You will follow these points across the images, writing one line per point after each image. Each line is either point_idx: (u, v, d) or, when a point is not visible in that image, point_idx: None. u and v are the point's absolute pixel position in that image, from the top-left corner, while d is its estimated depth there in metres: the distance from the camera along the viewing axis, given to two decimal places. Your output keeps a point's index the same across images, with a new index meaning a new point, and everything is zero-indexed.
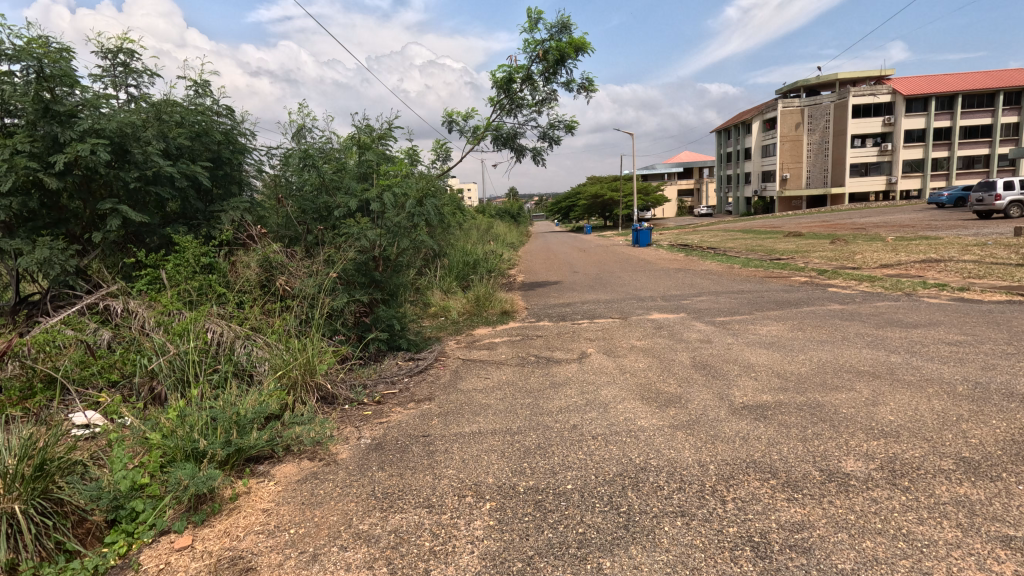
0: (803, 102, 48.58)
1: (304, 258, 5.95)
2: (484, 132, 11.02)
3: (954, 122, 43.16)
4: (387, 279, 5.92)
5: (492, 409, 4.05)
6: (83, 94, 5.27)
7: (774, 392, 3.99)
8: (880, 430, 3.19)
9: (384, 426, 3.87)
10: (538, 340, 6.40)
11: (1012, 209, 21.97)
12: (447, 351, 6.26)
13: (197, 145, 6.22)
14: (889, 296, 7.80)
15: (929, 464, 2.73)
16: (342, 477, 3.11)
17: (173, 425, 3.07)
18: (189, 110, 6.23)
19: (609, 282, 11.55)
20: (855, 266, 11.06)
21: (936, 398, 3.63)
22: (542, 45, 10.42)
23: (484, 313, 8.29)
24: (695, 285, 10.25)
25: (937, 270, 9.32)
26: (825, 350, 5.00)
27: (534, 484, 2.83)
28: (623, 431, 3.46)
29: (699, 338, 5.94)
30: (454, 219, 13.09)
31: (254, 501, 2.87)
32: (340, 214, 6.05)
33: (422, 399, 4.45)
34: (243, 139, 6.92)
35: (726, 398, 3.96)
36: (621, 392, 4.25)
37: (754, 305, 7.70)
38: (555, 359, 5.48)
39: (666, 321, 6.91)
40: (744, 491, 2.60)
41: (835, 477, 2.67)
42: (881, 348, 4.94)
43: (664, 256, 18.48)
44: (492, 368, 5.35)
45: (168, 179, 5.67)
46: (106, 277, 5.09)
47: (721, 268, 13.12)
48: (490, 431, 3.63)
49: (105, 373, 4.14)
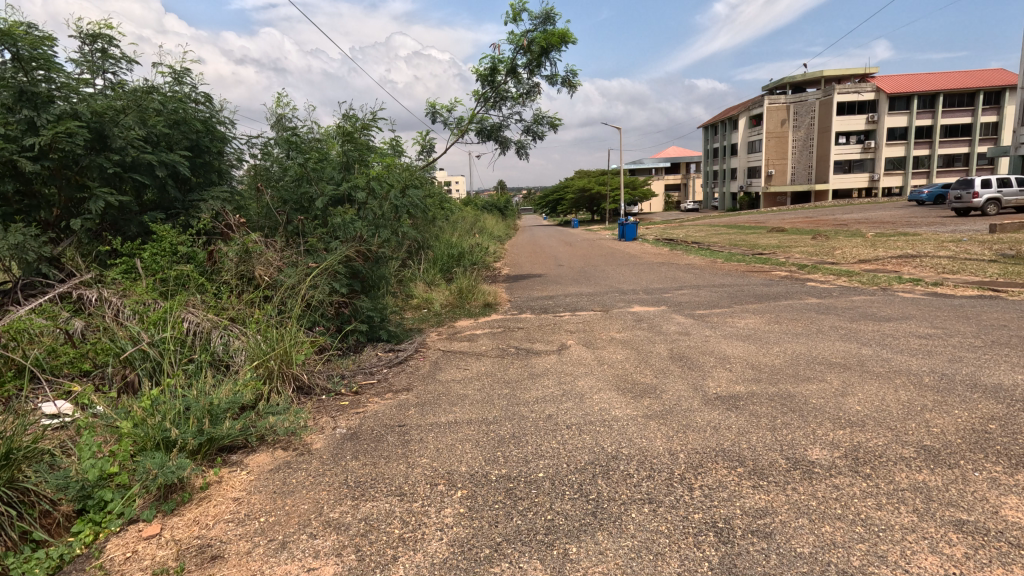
0: (789, 98, 49.02)
1: (285, 248, 5.90)
2: (468, 125, 10.97)
3: (936, 121, 43.85)
4: (368, 270, 5.92)
5: (469, 399, 4.07)
6: (61, 80, 5.14)
7: (747, 383, 4.06)
8: (847, 419, 3.25)
9: (360, 416, 3.86)
10: (519, 332, 6.43)
11: (989, 207, 22.38)
12: (428, 342, 6.25)
13: (177, 132, 6.12)
14: (865, 291, 7.95)
15: (891, 452, 2.79)
16: (315, 466, 3.12)
17: (145, 415, 3.02)
18: (167, 97, 6.12)
19: (593, 275, 11.60)
20: (834, 261, 11.26)
21: (903, 389, 3.72)
22: (525, 36, 10.40)
23: (467, 305, 8.30)
24: (677, 278, 10.35)
25: (913, 265, 9.50)
26: (800, 342, 5.08)
27: (505, 473, 2.85)
28: (597, 420, 3.50)
29: (678, 330, 6.01)
30: (439, 211, 13.05)
31: (226, 489, 2.86)
32: (320, 204, 6.02)
33: (401, 389, 4.45)
34: (221, 128, 6.80)
35: (700, 389, 4.01)
36: (598, 383, 4.29)
37: (734, 298, 7.80)
38: (535, 350, 5.52)
39: (647, 314, 6.97)
40: (710, 479, 2.65)
41: (800, 465, 2.72)
42: (853, 340, 5.03)
43: (650, 250, 18.63)
44: (472, 358, 5.37)
45: (147, 167, 5.59)
46: (81, 265, 4.99)
47: (703, 262, 13.25)
48: (466, 420, 3.64)
49: (77, 362, 4.09)
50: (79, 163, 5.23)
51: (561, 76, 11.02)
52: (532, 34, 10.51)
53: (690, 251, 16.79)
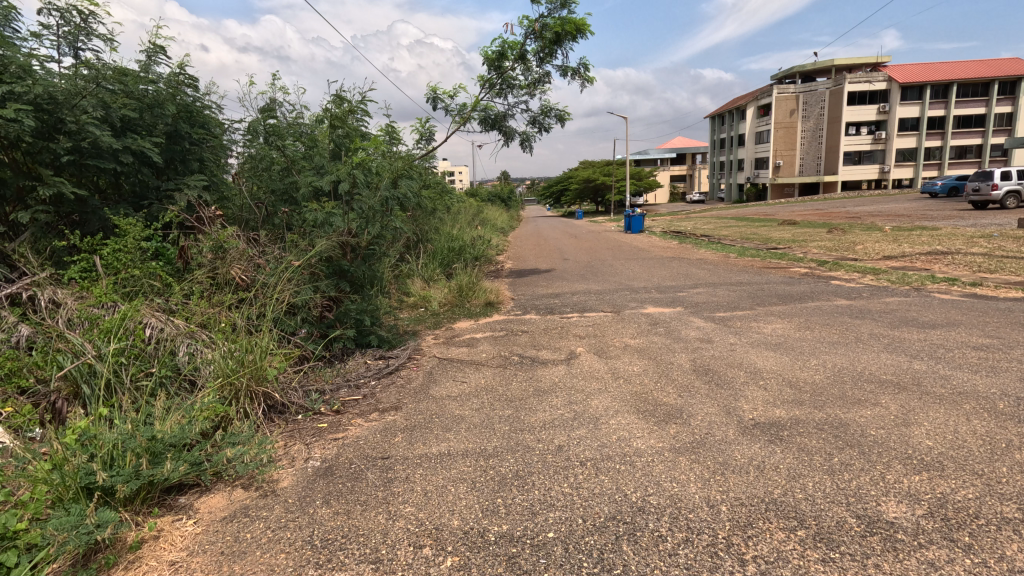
0: (799, 88, 48.07)
1: (266, 244, 5.35)
2: (471, 113, 10.35)
3: (950, 111, 42.87)
4: (357, 268, 5.36)
5: (466, 423, 3.52)
6: (11, 54, 4.57)
7: (788, 406, 3.50)
8: (921, 461, 2.69)
9: (338, 444, 3.32)
10: (523, 337, 5.86)
11: (1009, 200, 21.63)
12: (423, 347, 5.69)
13: (148, 117, 5.55)
14: (898, 291, 7.34)
15: (989, 511, 2.24)
16: (278, 514, 2.58)
17: (69, 453, 2.48)
18: (141, 78, 5.54)
19: (601, 271, 11.02)
20: (856, 257, 10.65)
21: (976, 417, 3.15)
22: (539, 22, 9.73)
23: (467, 305, 7.74)
24: (691, 275, 9.75)
25: (945, 263, 8.88)
26: (839, 354, 4.50)
27: (507, 531, 2.31)
28: (616, 456, 2.96)
29: (699, 336, 5.43)
30: (439, 203, 12.48)
31: (161, 550, 2.32)
32: (304, 195, 5.43)
33: (388, 408, 3.90)
34: (206, 113, 6.23)
35: (734, 413, 3.45)
36: (614, 404, 3.73)
37: (756, 299, 7.21)
38: (541, 360, 4.96)
39: (662, 317, 6.39)
40: (765, 546, 2.11)
41: (877, 528, 2.17)
42: (901, 352, 4.45)
43: (658, 243, 18.01)
44: (470, 369, 4.82)
45: (111, 156, 5.02)
46: (33, 263, 4.43)
47: (716, 257, 12.63)
48: (461, 452, 3.10)
49: (15, 377, 3.53)
50: (32, 147, 4.66)
51: (574, 69, 10.36)
52: (546, 20, 9.84)
53: (700, 244, 16.17)
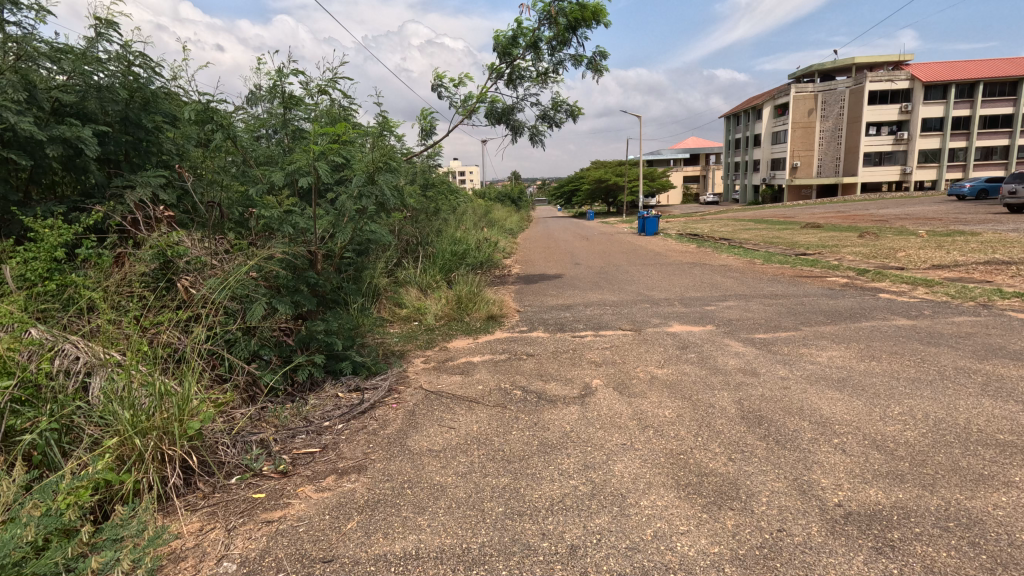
0: (818, 87, 46.74)
1: (222, 251, 4.48)
2: (476, 105, 9.43)
3: (977, 111, 41.37)
4: (328, 281, 4.46)
5: (448, 500, 2.64)
6: None
7: (883, 484, 2.58)
8: None
9: (269, 533, 2.43)
10: (528, 362, 4.96)
11: None
12: (408, 375, 4.80)
13: (91, 103, 4.73)
14: (963, 308, 6.35)
15: None
16: None
17: None
18: (83, 55, 4.73)
19: (616, 278, 10.09)
20: (900, 265, 9.63)
21: None
22: (553, 5, 8.78)
23: (467, 318, 6.85)
24: (717, 284, 8.80)
25: (1008, 275, 7.86)
26: (927, 398, 3.56)
27: None
28: (654, 570, 2.06)
29: (740, 367, 4.51)
30: (442, 203, 11.61)
31: None
32: (267, 193, 4.53)
33: (350, 470, 3.01)
34: (166, 100, 5.39)
35: (810, 492, 2.54)
36: (644, 471, 2.83)
37: (798, 316, 6.26)
38: (550, 396, 4.06)
39: (691, 338, 5.47)
40: None
41: None
42: (1008, 397, 3.50)
43: (675, 246, 17.08)
44: (462, 408, 3.92)
45: (37, 146, 4.21)
46: None
47: (741, 263, 11.66)
48: (434, 554, 2.22)
49: None
50: None
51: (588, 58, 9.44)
52: (561, 4, 8.92)
53: (720, 249, 15.16)
